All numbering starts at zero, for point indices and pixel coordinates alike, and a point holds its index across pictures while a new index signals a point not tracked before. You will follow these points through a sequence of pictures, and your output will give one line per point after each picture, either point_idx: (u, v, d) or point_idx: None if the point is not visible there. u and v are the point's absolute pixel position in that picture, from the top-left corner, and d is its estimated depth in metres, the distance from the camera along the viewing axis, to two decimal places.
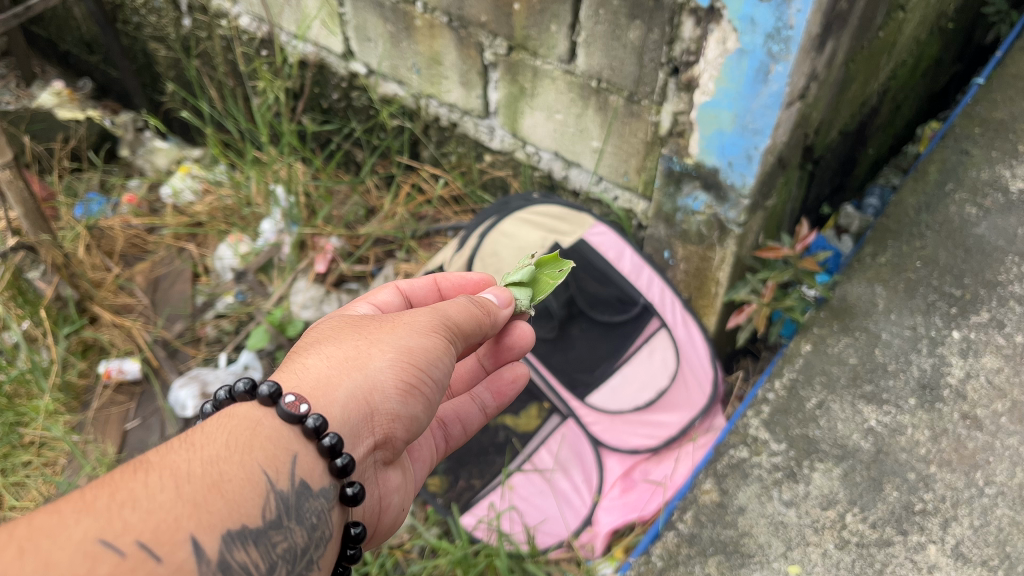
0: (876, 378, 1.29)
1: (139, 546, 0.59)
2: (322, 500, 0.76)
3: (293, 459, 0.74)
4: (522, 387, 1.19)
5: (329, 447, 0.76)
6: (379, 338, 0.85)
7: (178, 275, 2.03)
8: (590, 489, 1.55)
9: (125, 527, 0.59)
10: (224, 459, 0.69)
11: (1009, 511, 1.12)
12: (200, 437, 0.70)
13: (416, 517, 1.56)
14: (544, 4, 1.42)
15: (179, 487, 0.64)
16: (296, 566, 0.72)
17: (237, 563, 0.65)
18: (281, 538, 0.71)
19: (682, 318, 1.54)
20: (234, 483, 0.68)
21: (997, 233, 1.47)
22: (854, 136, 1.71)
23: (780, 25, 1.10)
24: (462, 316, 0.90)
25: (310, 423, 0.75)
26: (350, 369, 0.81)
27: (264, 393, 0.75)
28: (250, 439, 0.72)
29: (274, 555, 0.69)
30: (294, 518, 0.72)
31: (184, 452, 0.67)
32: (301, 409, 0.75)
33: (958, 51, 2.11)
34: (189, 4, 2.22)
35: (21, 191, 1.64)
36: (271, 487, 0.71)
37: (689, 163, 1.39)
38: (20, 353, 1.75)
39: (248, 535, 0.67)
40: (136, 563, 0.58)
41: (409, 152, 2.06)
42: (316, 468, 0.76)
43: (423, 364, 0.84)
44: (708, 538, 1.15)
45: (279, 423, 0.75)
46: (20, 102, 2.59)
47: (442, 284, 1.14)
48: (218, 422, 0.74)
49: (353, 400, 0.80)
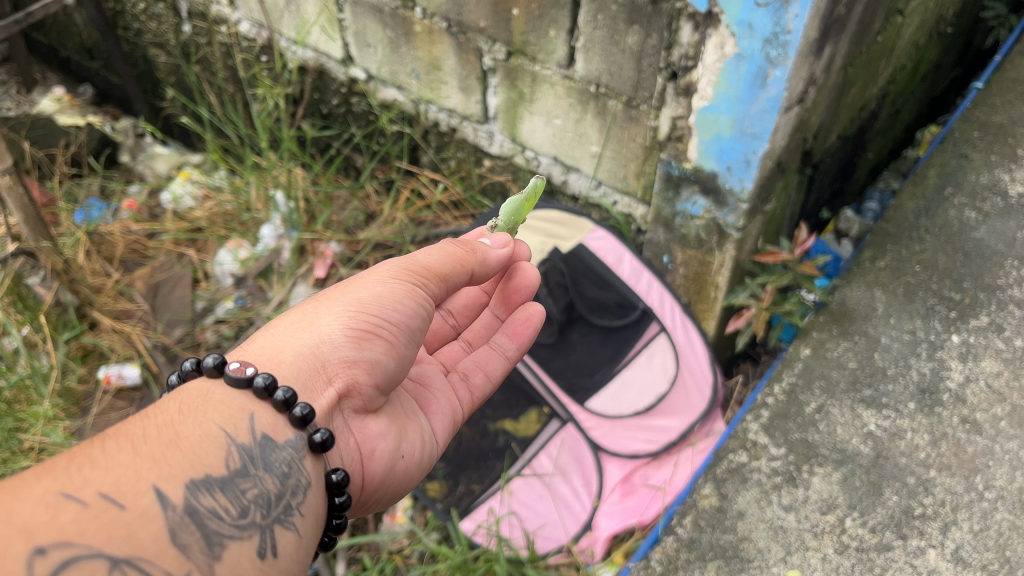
0: (876, 382, 1.29)
1: (100, 496, 0.63)
2: (289, 451, 0.79)
3: (251, 416, 0.79)
4: (540, 326, 1.17)
5: (284, 400, 0.80)
6: (329, 300, 0.92)
7: (178, 280, 2.03)
8: (590, 494, 1.55)
9: (85, 481, 0.64)
10: (178, 422, 0.74)
11: (1009, 516, 1.11)
12: (154, 409, 0.75)
13: (415, 522, 1.56)
14: (543, 9, 1.42)
15: (136, 447, 0.69)
16: (272, 511, 0.74)
17: (204, 507, 0.68)
18: (249, 485, 0.74)
19: (682, 322, 1.54)
20: (192, 440, 0.72)
21: (996, 237, 1.47)
22: (853, 140, 1.72)
23: (779, 30, 1.11)
24: (437, 261, 0.96)
25: (259, 382, 0.80)
26: (299, 331, 0.89)
27: (208, 365, 0.80)
28: (203, 404, 0.77)
29: (244, 501, 0.72)
30: (261, 468, 0.76)
31: (137, 421, 0.72)
32: (248, 371, 0.81)
33: (957, 55, 2.11)
34: (189, 10, 2.23)
35: (21, 198, 1.64)
36: (231, 440, 0.75)
37: (688, 167, 1.39)
38: (20, 359, 1.76)
39: (213, 483, 0.71)
40: (100, 510, 0.62)
41: (409, 157, 2.06)
42: (277, 422, 0.81)
43: (372, 310, 0.90)
44: (708, 543, 1.15)
45: (229, 389, 0.80)
46: (21, 108, 2.60)
47: None
48: (173, 395, 0.79)
49: (301, 357, 0.86)
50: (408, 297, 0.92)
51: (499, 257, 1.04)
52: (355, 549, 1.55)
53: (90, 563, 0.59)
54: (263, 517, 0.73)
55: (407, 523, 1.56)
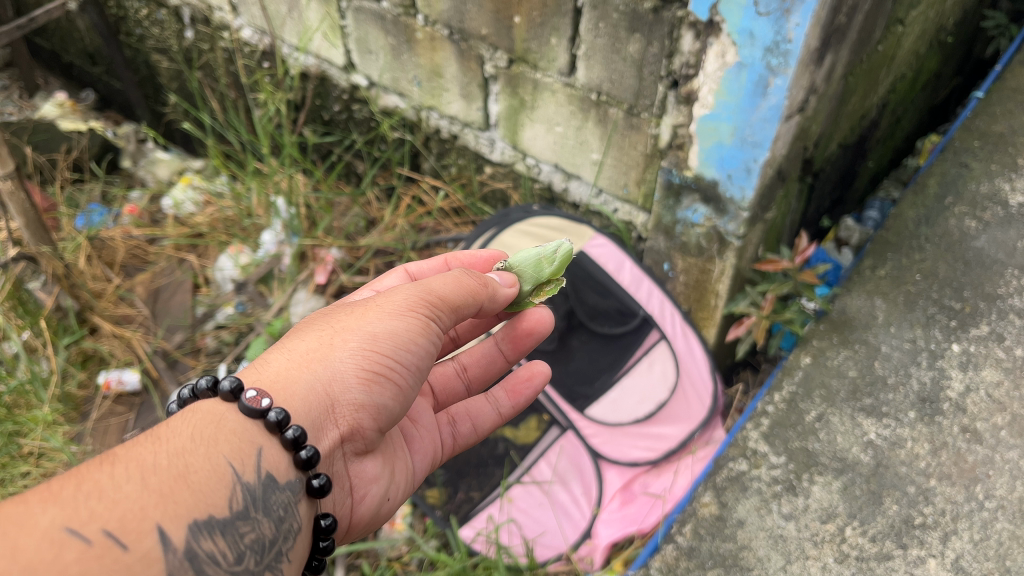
0: (876, 391, 1.29)
1: (104, 533, 0.62)
2: (288, 493, 0.79)
3: (259, 452, 0.77)
4: (540, 388, 1.18)
5: (293, 439, 0.79)
6: (346, 329, 0.88)
7: (178, 286, 2.03)
8: (590, 502, 1.54)
9: (91, 515, 0.62)
10: (189, 451, 0.72)
11: (1009, 525, 1.11)
12: (166, 431, 0.73)
13: (415, 530, 1.56)
14: (543, 17, 1.43)
15: (146, 478, 0.67)
16: (265, 557, 0.74)
17: (204, 552, 0.67)
18: (248, 529, 0.73)
19: (681, 330, 1.54)
20: (201, 475, 0.71)
21: (996, 246, 1.47)
22: (854, 149, 1.72)
23: (779, 39, 1.11)
24: (451, 290, 0.93)
25: (271, 417, 0.78)
26: (313, 362, 0.85)
27: (225, 388, 0.78)
28: (215, 433, 0.75)
29: (242, 546, 0.72)
30: (261, 510, 0.75)
31: (149, 444, 0.70)
32: (262, 404, 0.78)
33: (957, 66, 2.12)
34: (192, 16, 2.24)
35: (22, 202, 1.65)
36: (237, 479, 0.74)
37: (688, 175, 1.39)
38: (19, 364, 1.76)
39: (215, 525, 0.70)
40: (103, 550, 0.61)
41: (409, 163, 2.07)
42: (281, 461, 0.79)
43: (388, 352, 0.87)
44: (707, 552, 1.15)
45: (242, 417, 0.79)
46: (23, 114, 2.60)
47: (453, 264, 1.16)
48: (184, 416, 0.76)
49: (312, 392, 0.83)
50: (424, 337, 0.90)
51: (505, 295, 1.04)
52: (354, 556, 1.55)
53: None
54: (256, 563, 0.73)
55: (406, 530, 1.56)
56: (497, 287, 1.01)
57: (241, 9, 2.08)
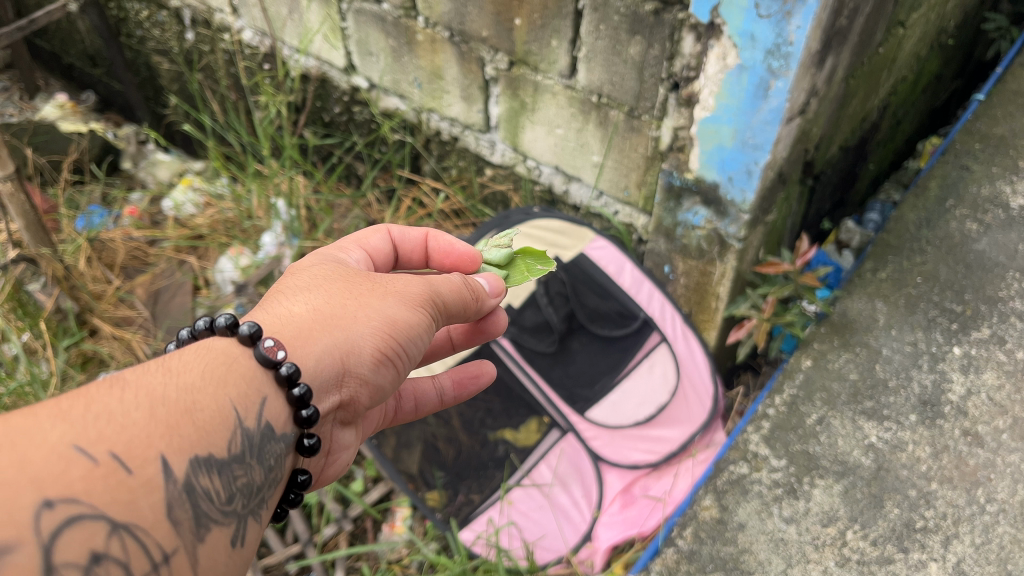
0: (877, 395, 1.29)
1: (111, 455, 0.60)
2: (282, 445, 0.77)
3: (263, 402, 0.75)
4: (485, 385, 1.20)
5: (299, 397, 0.77)
6: (368, 303, 0.87)
7: (178, 288, 2.03)
8: (589, 505, 1.56)
9: (100, 436, 0.60)
10: (198, 389, 0.70)
11: (1011, 529, 1.11)
12: (176, 364, 0.71)
13: (415, 534, 1.58)
14: (544, 20, 1.43)
15: (153, 409, 0.65)
16: (250, 502, 0.72)
17: (201, 487, 0.66)
18: (242, 473, 0.71)
19: (682, 333, 1.52)
20: (206, 414, 0.69)
21: (997, 249, 1.47)
22: (854, 151, 1.72)
23: (780, 42, 1.11)
24: (452, 299, 0.95)
25: (283, 370, 0.76)
26: (334, 326, 0.84)
27: (244, 333, 0.76)
28: (226, 374, 0.73)
29: (234, 488, 0.70)
30: (256, 457, 0.73)
31: (160, 375, 0.68)
32: (278, 355, 0.77)
33: (958, 68, 2.12)
34: (192, 18, 2.24)
35: (22, 204, 1.65)
36: (239, 423, 0.72)
37: (688, 178, 1.39)
38: (20, 366, 1.75)
39: (213, 463, 0.68)
40: (108, 471, 0.59)
41: (410, 166, 2.07)
42: (281, 413, 0.77)
43: (403, 340, 0.88)
44: (707, 555, 1.15)
45: (255, 364, 0.76)
46: (24, 115, 2.61)
47: (432, 242, 1.14)
48: (196, 352, 0.74)
49: (329, 356, 0.82)
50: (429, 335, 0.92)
51: (491, 306, 1.04)
52: (354, 559, 1.55)
53: (91, 524, 0.57)
54: (243, 507, 0.71)
55: (405, 533, 1.57)
56: (484, 299, 1.01)
57: (241, 11, 2.07)
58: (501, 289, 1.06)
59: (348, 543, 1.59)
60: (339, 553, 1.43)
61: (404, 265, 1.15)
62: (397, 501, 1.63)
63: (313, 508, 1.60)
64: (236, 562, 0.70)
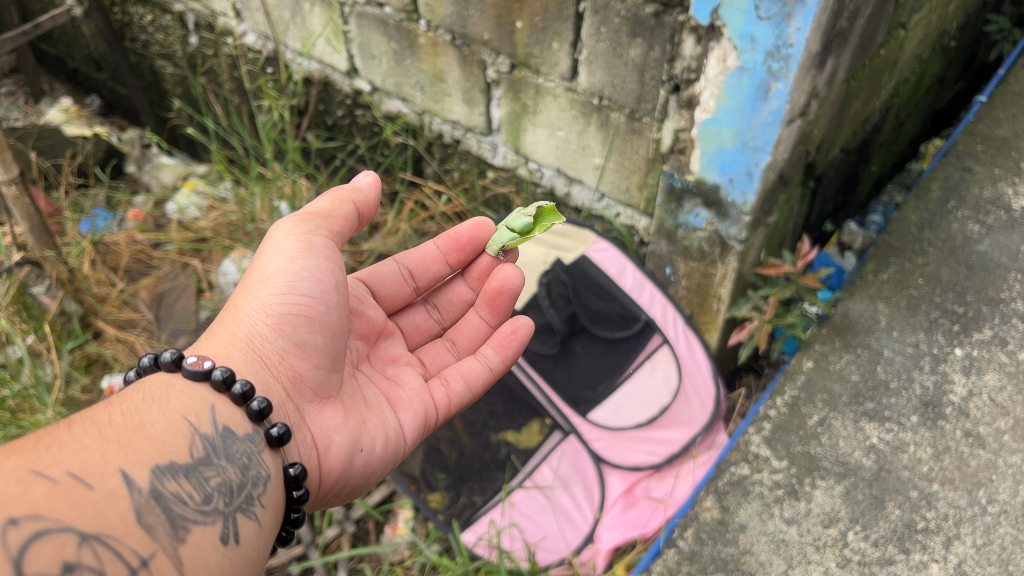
0: (878, 396, 1.29)
1: (68, 475, 0.67)
2: (249, 444, 0.83)
3: (211, 408, 0.83)
4: (524, 342, 1.19)
5: (241, 393, 0.84)
6: (246, 298, 0.98)
7: (183, 290, 2.05)
8: (591, 506, 1.56)
9: (54, 461, 0.68)
10: (143, 410, 0.78)
11: (1013, 530, 1.10)
12: (117, 397, 0.79)
13: (416, 535, 1.58)
14: (545, 22, 1.44)
15: (103, 432, 0.73)
16: (234, 499, 0.78)
17: (169, 492, 0.73)
18: (212, 474, 0.78)
19: (684, 335, 1.52)
20: (157, 428, 0.77)
21: (999, 251, 1.47)
22: (857, 152, 1.72)
23: (780, 43, 1.11)
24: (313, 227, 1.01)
25: (217, 375, 0.84)
26: (233, 332, 0.96)
27: (167, 360, 0.84)
28: (166, 395, 0.81)
29: (207, 488, 0.76)
30: (223, 457, 0.80)
31: (103, 408, 0.76)
32: (205, 365, 0.85)
33: (960, 70, 2.12)
34: (196, 22, 2.25)
35: (26, 207, 1.66)
36: (194, 430, 0.79)
37: (689, 180, 1.40)
38: (24, 368, 1.76)
39: (177, 469, 0.75)
40: (68, 488, 0.66)
41: (413, 168, 2.08)
42: (236, 415, 0.85)
43: (286, 293, 0.96)
44: (708, 556, 1.15)
45: (189, 382, 0.84)
46: (28, 119, 2.62)
47: (439, 242, 1.24)
48: (132, 387, 0.82)
49: (244, 353, 0.94)
50: (311, 258, 0.98)
51: (365, 197, 1.09)
52: (356, 560, 1.56)
53: (59, 536, 0.63)
54: (226, 505, 0.77)
55: (407, 535, 1.58)
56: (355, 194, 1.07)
57: (245, 15, 2.08)
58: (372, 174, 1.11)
59: (351, 544, 1.59)
60: (341, 554, 1.43)
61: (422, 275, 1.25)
62: (400, 502, 1.64)
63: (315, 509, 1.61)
64: (234, 558, 0.75)
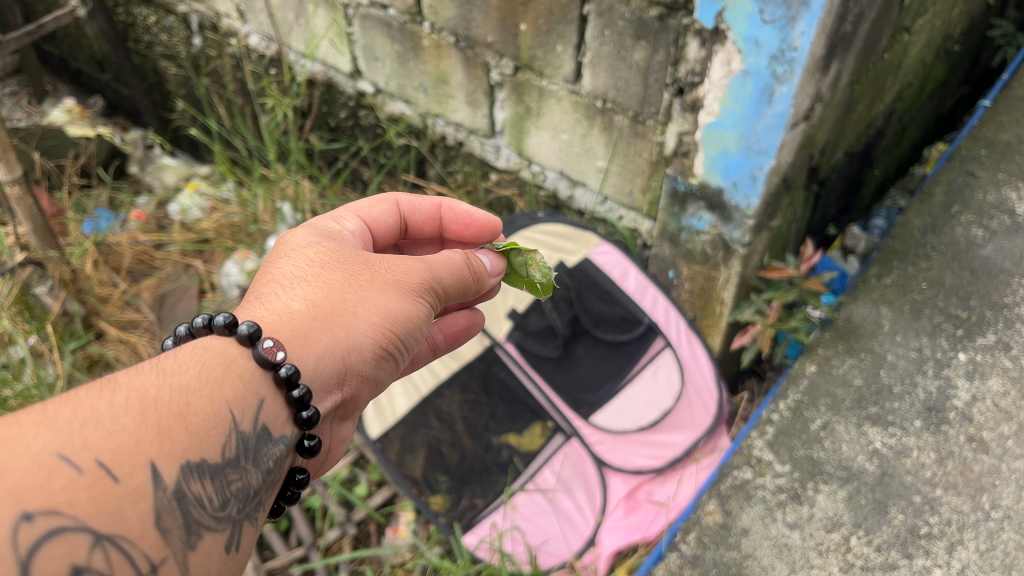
0: (881, 400, 1.29)
1: (96, 464, 0.60)
2: (280, 447, 0.76)
3: (260, 404, 0.75)
4: (473, 335, 1.23)
5: (299, 398, 0.77)
6: (366, 297, 0.88)
7: (184, 291, 2.07)
8: (593, 510, 1.56)
9: (85, 444, 0.60)
10: (193, 391, 0.70)
11: (1016, 535, 1.10)
12: (171, 364, 0.71)
13: (418, 537, 1.58)
14: (550, 25, 1.43)
15: (144, 413, 0.65)
16: (247, 506, 0.71)
17: (192, 494, 0.65)
18: (236, 477, 0.71)
19: (687, 337, 1.50)
20: (200, 417, 0.69)
21: (1002, 255, 1.47)
22: (860, 156, 1.72)
23: (785, 47, 1.11)
24: (454, 282, 0.96)
25: (282, 372, 0.76)
26: (334, 326, 0.84)
27: (242, 332, 0.76)
28: (222, 375, 0.73)
29: (228, 492, 0.69)
30: (251, 460, 0.73)
31: (152, 378, 0.68)
32: (277, 357, 0.77)
33: (964, 74, 2.12)
34: (200, 23, 2.25)
35: (30, 207, 1.66)
36: (235, 426, 0.72)
37: (694, 183, 1.40)
38: (26, 369, 1.76)
39: (205, 468, 0.67)
40: (92, 480, 0.59)
41: (415, 170, 2.08)
42: (280, 415, 0.77)
43: (402, 331, 0.89)
44: (711, 560, 1.15)
45: (253, 365, 0.76)
46: (31, 119, 2.63)
47: (445, 212, 1.16)
48: (192, 352, 0.74)
49: (330, 356, 0.83)
50: (429, 321, 0.93)
51: (489, 285, 1.06)
52: (356, 563, 1.56)
53: (73, 537, 0.56)
54: (239, 511, 0.70)
55: (409, 537, 1.57)
56: (484, 280, 1.03)
57: (248, 16, 2.09)
58: (501, 270, 1.08)
59: (352, 546, 1.59)
60: (342, 557, 1.43)
61: (413, 235, 1.17)
62: (401, 505, 1.63)
63: (315, 511, 1.62)
64: (231, 568, 0.69)
